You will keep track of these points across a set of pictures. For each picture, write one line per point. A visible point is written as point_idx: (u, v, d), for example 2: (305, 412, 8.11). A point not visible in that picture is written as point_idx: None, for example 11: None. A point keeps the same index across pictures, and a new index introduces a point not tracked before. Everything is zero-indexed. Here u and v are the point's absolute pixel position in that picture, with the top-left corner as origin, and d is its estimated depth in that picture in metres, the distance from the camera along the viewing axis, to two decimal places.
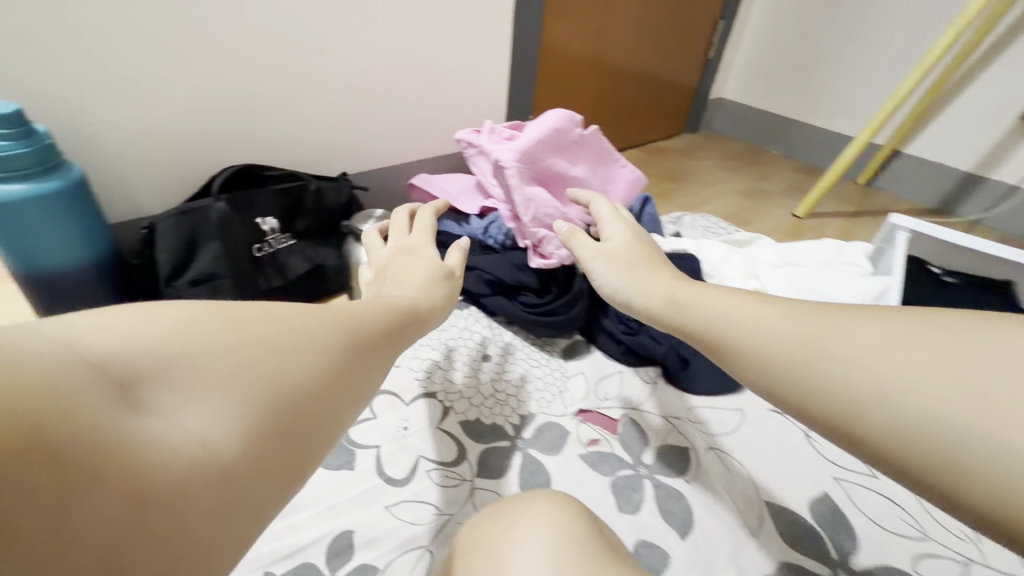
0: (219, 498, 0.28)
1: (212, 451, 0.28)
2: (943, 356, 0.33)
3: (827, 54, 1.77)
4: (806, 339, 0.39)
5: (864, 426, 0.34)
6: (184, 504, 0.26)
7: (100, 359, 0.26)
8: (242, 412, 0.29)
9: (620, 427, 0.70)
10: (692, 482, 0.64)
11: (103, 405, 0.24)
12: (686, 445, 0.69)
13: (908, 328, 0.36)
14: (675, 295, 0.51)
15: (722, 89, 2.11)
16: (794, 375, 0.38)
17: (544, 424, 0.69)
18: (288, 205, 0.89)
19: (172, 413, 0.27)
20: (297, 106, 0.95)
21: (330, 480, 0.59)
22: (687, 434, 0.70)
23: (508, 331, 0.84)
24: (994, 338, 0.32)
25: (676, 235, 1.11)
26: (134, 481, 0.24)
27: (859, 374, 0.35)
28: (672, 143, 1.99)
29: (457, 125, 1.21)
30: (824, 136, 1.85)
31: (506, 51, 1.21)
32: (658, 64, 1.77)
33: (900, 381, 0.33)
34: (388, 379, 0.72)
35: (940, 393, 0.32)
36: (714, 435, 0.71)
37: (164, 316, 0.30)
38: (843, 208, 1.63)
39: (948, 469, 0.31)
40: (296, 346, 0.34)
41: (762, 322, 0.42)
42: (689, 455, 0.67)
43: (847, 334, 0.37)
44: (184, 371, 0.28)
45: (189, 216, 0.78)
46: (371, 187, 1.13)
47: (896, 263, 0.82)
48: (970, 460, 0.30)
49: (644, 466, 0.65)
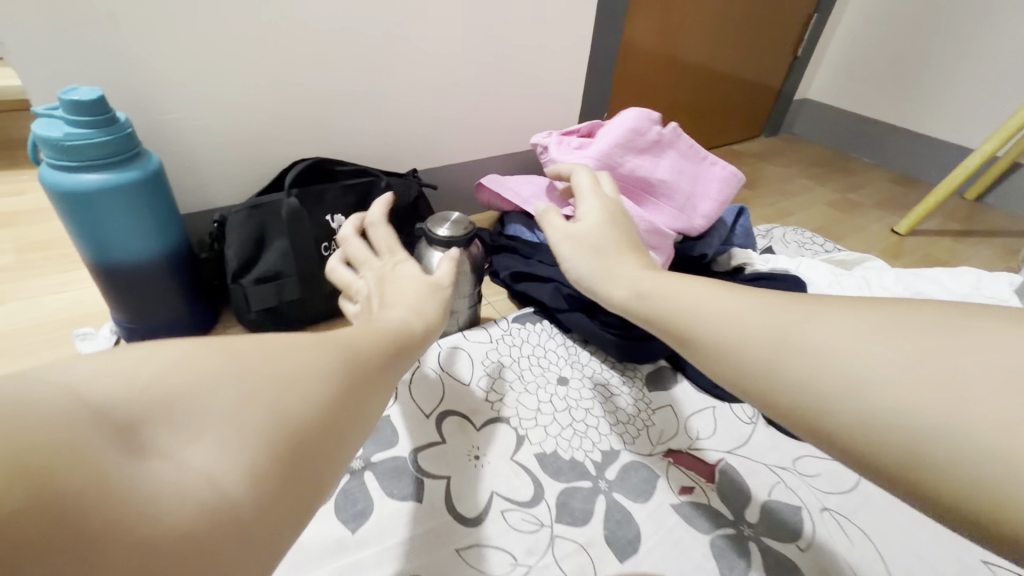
0: (236, 556, 0.21)
1: (229, 496, 0.22)
2: (920, 348, 0.29)
3: (939, 53, 1.58)
4: (779, 331, 0.35)
5: (834, 426, 0.31)
6: (195, 569, 0.20)
7: (98, 400, 0.20)
8: (261, 445, 0.24)
9: (717, 474, 0.61)
10: (808, 552, 0.55)
11: (96, 446, 0.19)
12: (798, 503, 0.59)
13: (905, 323, 0.31)
14: (641, 286, 0.45)
15: (808, 89, 1.94)
16: (768, 373, 0.34)
17: (629, 464, 0.61)
18: (356, 202, 0.84)
19: (178, 455, 0.21)
20: (369, 98, 0.90)
21: (396, 513, 0.54)
22: (798, 491, 0.60)
23: (585, 351, 0.76)
24: (969, 331, 0.29)
25: (769, 251, 1.00)
26: (132, 546, 0.18)
27: (839, 371, 0.31)
28: (749, 147, 1.85)
29: (529, 122, 1.14)
30: (928, 144, 1.66)
31: (586, 43, 1.12)
32: (741, 62, 1.63)
33: (879, 378, 0.29)
34: (457, 399, 0.66)
35: (927, 391, 0.28)
36: (831, 494, 0.61)
37: (166, 347, 0.24)
38: (949, 225, 1.45)
39: (937, 474, 0.27)
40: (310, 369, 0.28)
41: (733, 313, 0.38)
42: (802, 516, 0.58)
43: (824, 326, 0.33)
44: (191, 405, 0.23)
45: (259, 211, 0.75)
46: (438, 185, 1.08)
47: None
48: (974, 472, 0.25)
49: (748, 525, 0.56)
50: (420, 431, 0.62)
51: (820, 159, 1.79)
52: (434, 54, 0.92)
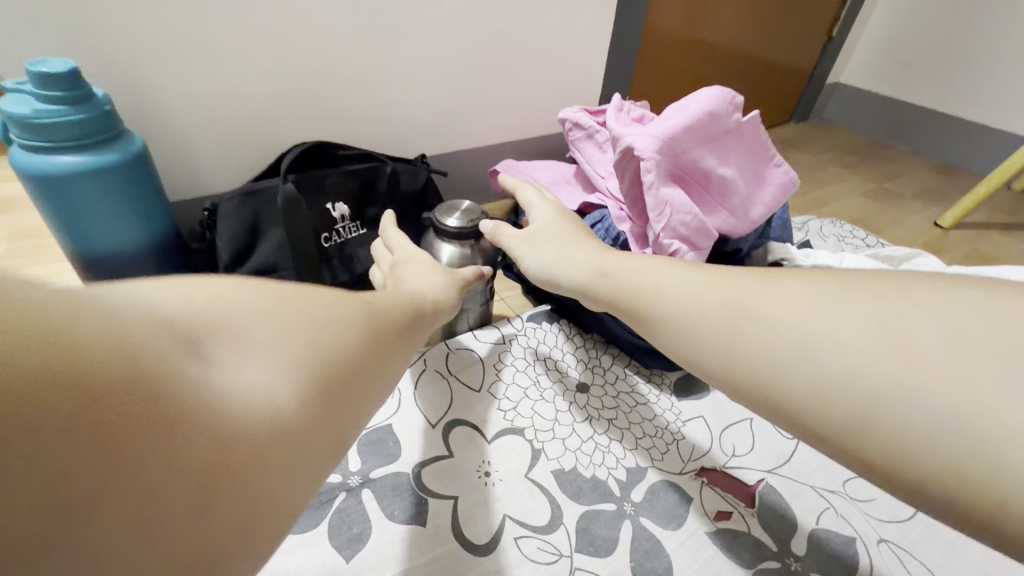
0: (286, 469, 0.22)
1: (282, 415, 0.22)
2: (863, 312, 0.30)
3: (992, 32, 1.45)
4: (732, 302, 0.35)
5: (794, 394, 0.31)
6: (256, 475, 0.21)
7: (170, 314, 0.21)
8: (307, 372, 0.24)
9: (758, 497, 0.54)
10: None
11: (168, 351, 0.19)
12: (850, 534, 0.52)
13: (837, 289, 0.32)
14: (602, 264, 0.46)
15: (842, 71, 1.82)
16: (726, 347, 0.34)
17: (658, 484, 0.55)
18: (359, 189, 0.78)
19: (240, 371, 0.22)
20: (374, 76, 0.83)
21: (398, 538, 0.48)
22: (850, 519, 0.53)
23: (606, 354, 0.69)
24: (912, 294, 0.30)
25: (807, 245, 0.92)
26: (209, 447, 0.19)
27: (791, 337, 0.31)
28: (778, 133, 1.74)
29: (547, 103, 1.06)
30: (974, 131, 1.55)
31: (609, 17, 1.03)
32: (774, 41, 1.52)
33: (828, 339, 0.30)
34: (466, 406, 0.60)
35: (874, 348, 0.28)
36: (886, 523, 0.54)
37: (212, 281, 0.24)
38: (996, 218, 1.35)
39: (893, 432, 0.27)
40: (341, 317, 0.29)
41: (689, 289, 0.38)
42: (856, 550, 0.51)
43: (773, 296, 0.34)
44: (250, 331, 0.23)
45: (254, 198, 0.70)
46: (449, 171, 1.01)
47: None
48: (928, 427, 0.26)
49: (795, 560, 0.50)
50: (427, 441, 0.56)
51: (854, 147, 1.68)
52: (446, 27, 0.84)
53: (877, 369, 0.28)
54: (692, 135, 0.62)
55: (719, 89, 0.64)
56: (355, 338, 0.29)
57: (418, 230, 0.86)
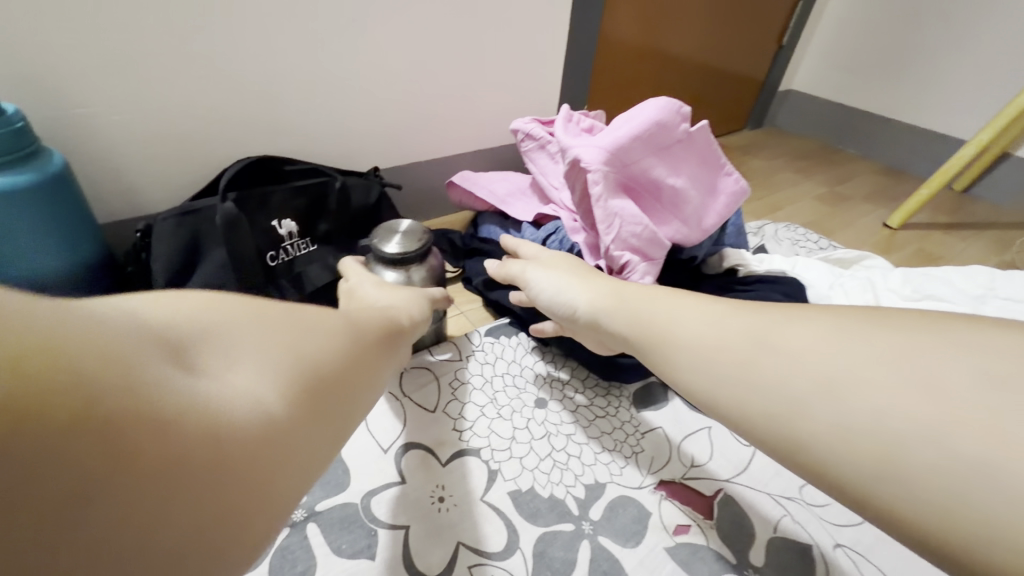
0: (269, 467, 0.20)
1: (260, 413, 0.20)
2: (891, 350, 0.26)
3: (927, 42, 1.53)
4: (748, 329, 0.33)
5: (807, 440, 0.27)
6: (229, 475, 0.18)
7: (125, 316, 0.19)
8: (285, 367, 0.22)
9: (716, 509, 0.54)
10: None
11: (131, 355, 0.17)
12: (807, 541, 0.52)
13: (854, 324, 0.29)
14: (622, 291, 0.43)
15: (792, 79, 1.88)
16: (738, 382, 0.31)
17: (617, 500, 0.54)
18: (308, 205, 0.75)
19: (210, 367, 0.19)
20: (320, 90, 0.81)
21: (344, 574, 0.45)
22: (807, 526, 0.53)
23: (565, 368, 0.68)
24: (948, 334, 0.26)
25: (762, 251, 0.93)
26: (171, 445, 0.17)
27: (804, 369, 0.29)
28: (734, 140, 1.79)
29: (502, 114, 1.06)
30: (915, 135, 1.62)
31: (562, 28, 1.03)
32: (725, 52, 1.57)
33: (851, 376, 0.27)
34: (420, 429, 0.58)
35: (899, 390, 0.25)
36: (841, 527, 0.54)
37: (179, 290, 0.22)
38: (938, 218, 1.41)
39: (915, 495, 0.23)
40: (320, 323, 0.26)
41: (705, 319, 0.35)
42: (812, 557, 0.51)
43: (790, 328, 0.31)
44: (216, 327, 0.21)
45: (191, 217, 0.66)
46: (404, 184, 0.99)
47: None
48: (952, 495, 0.22)
49: (753, 571, 0.49)
50: (379, 467, 0.54)
51: (806, 152, 1.73)
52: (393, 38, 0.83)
53: (902, 413, 0.24)
54: (641, 146, 0.62)
55: (666, 100, 0.65)
56: (338, 346, 0.26)
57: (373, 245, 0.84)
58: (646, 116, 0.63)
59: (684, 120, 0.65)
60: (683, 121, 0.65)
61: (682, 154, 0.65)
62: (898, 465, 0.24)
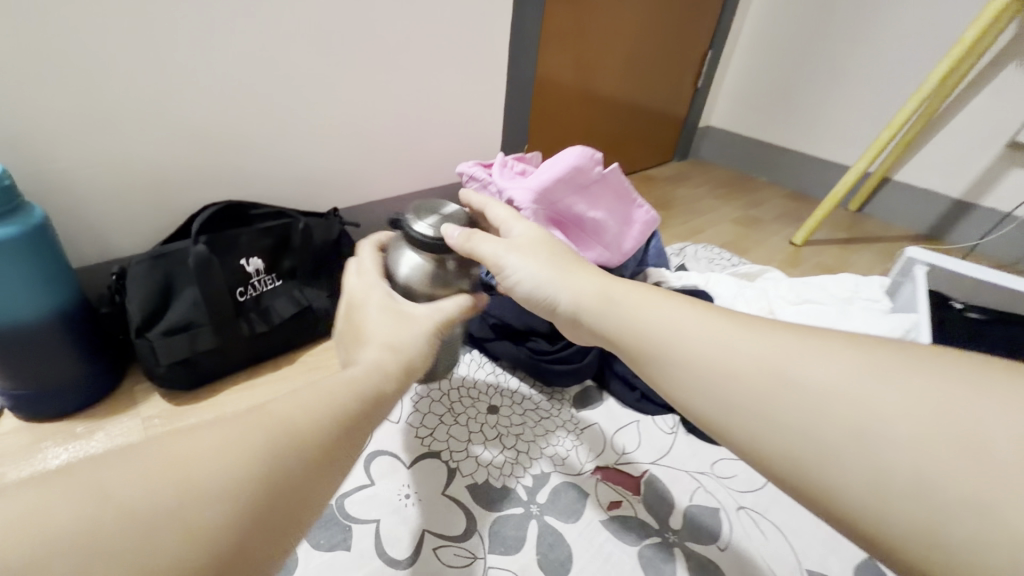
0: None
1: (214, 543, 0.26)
2: (923, 401, 0.30)
3: (815, 85, 1.78)
4: (775, 367, 0.36)
5: (831, 478, 0.31)
6: None
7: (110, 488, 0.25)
8: (239, 501, 0.27)
9: (642, 486, 0.64)
10: (726, 550, 0.58)
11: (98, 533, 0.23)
12: (715, 505, 0.63)
13: (882, 366, 0.33)
14: (608, 291, 0.46)
15: (710, 116, 2.12)
16: (763, 420, 0.35)
17: (560, 485, 0.63)
18: (274, 244, 0.83)
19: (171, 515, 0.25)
20: (281, 139, 0.89)
21: (323, 564, 0.52)
22: (715, 493, 0.64)
23: (514, 378, 0.78)
24: (972, 381, 0.30)
25: (682, 269, 1.07)
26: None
27: (834, 410, 0.32)
28: (664, 171, 1.98)
29: (450, 156, 1.17)
30: (814, 163, 1.85)
31: (500, 79, 1.17)
32: (649, 95, 1.76)
33: (879, 424, 0.31)
34: (386, 437, 0.65)
35: (925, 443, 0.29)
36: (744, 493, 0.65)
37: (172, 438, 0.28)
38: (837, 234, 1.62)
39: (932, 533, 0.28)
40: (294, 446, 0.31)
41: (733, 351, 0.38)
42: (719, 518, 0.62)
43: (815, 365, 0.34)
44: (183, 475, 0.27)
45: (164, 260, 0.72)
46: (362, 222, 1.07)
47: (920, 297, 0.76)
48: (964, 535, 0.27)
49: (672, 533, 0.59)
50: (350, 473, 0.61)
51: (726, 180, 1.94)
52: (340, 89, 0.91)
53: (933, 464, 0.28)
54: (563, 188, 0.74)
55: (582, 148, 0.77)
56: (238, 511, 0.27)
57: (335, 278, 0.91)
58: (566, 162, 0.74)
59: (598, 164, 0.78)
60: (597, 165, 0.78)
61: (598, 193, 0.77)
62: (925, 512, 0.28)
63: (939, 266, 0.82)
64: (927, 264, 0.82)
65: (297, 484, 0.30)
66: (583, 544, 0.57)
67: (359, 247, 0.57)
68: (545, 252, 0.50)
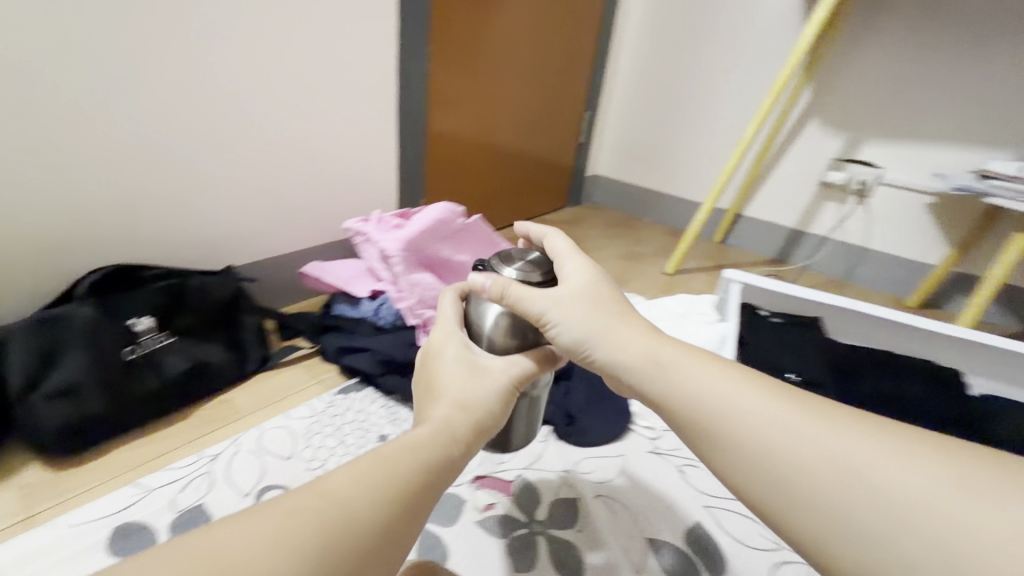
0: None
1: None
2: (890, 445, 0.43)
3: (671, 138, 2.11)
4: (789, 428, 0.46)
5: (818, 515, 0.42)
6: None
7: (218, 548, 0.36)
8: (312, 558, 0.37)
9: (514, 488, 0.74)
10: (581, 532, 0.70)
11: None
12: (576, 496, 0.74)
13: (872, 428, 0.45)
14: (654, 353, 0.56)
15: (597, 167, 2.36)
16: (779, 467, 0.45)
17: (442, 494, 0.72)
18: (165, 303, 0.86)
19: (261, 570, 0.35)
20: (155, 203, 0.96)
21: None
22: (577, 487, 0.76)
23: (406, 408, 0.91)
24: (940, 450, 0.42)
25: None
26: None
27: (823, 458, 0.44)
28: (558, 216, 2.18)
29: (341, 212, 1.27)
30: (680, 204, 2.15)
31: (387, 141, 1.32)
32: (538, 148, 1.96)
33: (860, 468, 0.42)
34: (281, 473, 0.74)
35: (907, 492, 0.40)
36: (601, 484, 0.77)
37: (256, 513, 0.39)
38: (704, 263, 1.88)
39: (883, 558, 0.39)
40: (355, 517, 0.41)
41: (757, 406, 0.49)
42: (579, 506, 0.73)
43: (844, 435, 0.44)
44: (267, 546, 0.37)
45: (46, 325, 0.74)
46: (259, 279, 1.15)
47: (734, 309, 0.96)
48: (914, 557, 0.37)
49: (538, 523, 0.70)
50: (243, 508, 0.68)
51: (612, 222, 2.18)
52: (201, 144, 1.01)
53: (906, 496, 0.39)
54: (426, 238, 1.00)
55: (446, 206, 1.07)
56: (306, 561, 0.37)
57: (232, 332, 0.95)
58: (431, 219, 1.02)
59: (459, 216, 1.06)
60: (458, 217, 1.06)
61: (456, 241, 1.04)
62: (883, 547, 0.39)
63: (746, 283, 1.03)
64: (741, 283, 1.03)
65: (357, 549, 0.40)
66: (450, 540, 0.66)
67: (443, 295, 0.69)
68: (584, 303, 0.60)
